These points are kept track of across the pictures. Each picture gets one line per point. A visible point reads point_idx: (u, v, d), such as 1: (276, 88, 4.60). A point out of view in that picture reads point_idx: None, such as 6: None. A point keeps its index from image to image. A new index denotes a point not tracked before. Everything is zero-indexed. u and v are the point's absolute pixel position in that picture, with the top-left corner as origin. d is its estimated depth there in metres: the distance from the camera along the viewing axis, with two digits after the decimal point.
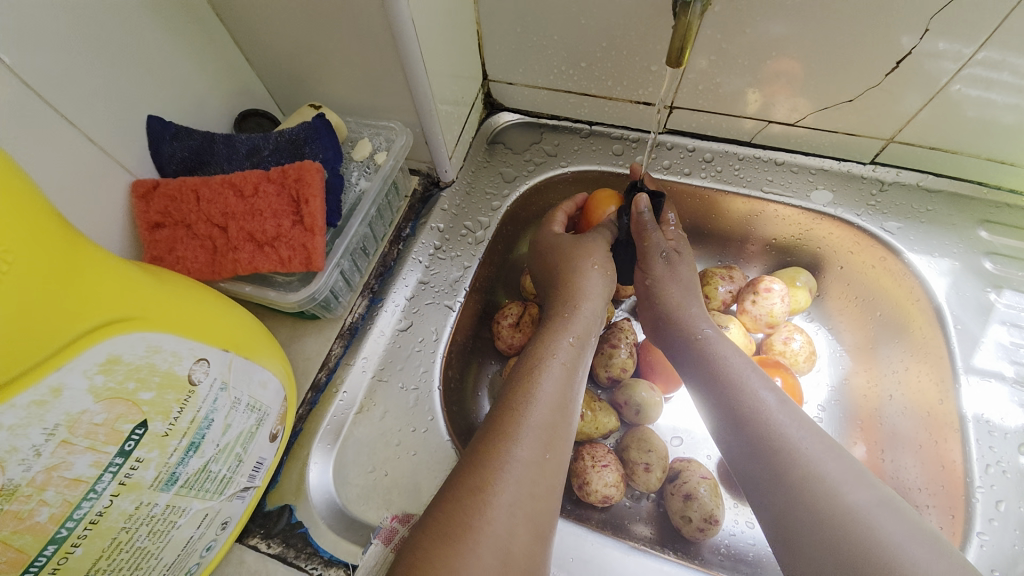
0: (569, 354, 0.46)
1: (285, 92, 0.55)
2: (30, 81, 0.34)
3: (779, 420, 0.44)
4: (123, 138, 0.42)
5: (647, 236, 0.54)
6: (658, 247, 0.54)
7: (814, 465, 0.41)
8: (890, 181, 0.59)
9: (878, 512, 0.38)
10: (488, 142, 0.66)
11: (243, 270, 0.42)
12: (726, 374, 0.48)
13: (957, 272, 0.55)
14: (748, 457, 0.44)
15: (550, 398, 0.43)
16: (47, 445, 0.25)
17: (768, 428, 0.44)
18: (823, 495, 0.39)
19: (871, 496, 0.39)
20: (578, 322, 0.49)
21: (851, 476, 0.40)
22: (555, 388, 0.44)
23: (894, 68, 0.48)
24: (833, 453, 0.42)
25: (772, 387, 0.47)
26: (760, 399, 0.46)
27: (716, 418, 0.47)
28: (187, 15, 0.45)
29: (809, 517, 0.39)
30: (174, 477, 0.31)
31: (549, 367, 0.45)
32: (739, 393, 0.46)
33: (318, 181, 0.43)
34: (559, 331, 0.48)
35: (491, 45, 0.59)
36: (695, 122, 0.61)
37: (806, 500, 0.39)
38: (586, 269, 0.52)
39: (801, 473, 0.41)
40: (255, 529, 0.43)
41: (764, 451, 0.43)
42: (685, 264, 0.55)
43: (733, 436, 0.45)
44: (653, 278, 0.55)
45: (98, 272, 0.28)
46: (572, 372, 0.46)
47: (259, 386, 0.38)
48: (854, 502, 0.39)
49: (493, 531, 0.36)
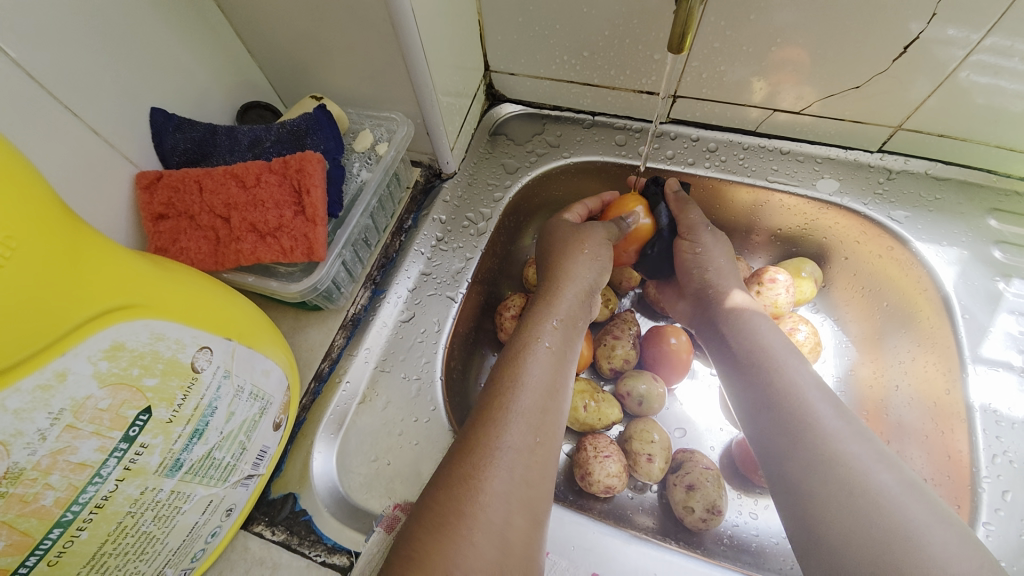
0: (554, 337, 0.47)
1: (287, 84, 0.55)
2: (32, 73, 0.35)
3: (811, 398, 0.44)
4: (126, 130, 0.42)
5: (688, 210, 0.56)
6: (703, 220, 0.56)
7: (838, 446, 0.41)
8: (898, 169, 0.58)
9: (905, 493, 0.38)
10: (490, 134, 0.66)
11: (245, 260, 0.42)
12: (758, 354, 0.49)
13: (966, 261, 0.55)
14: (774, 435, 0.44)
15: (537, 383, 0.43)
16: (52, 430, 0.25)
17: (802, 406, 0.44)
18: (846, 474, 0.39)
19: (898, 477, 0.39)
20: (561, 306, 0.49)
21: (876, 457, 0.40)
22: (543, 372, 0.44)
23: (901, 54, 0.47)
24: (863, 436, 0.42)
25: (811, 369, 0.47)
26: (793, 380, 0.46)
27: (747, 398, 0.48)
28: (188, 7, 0.45)
29: (829, 496, 0.39)
30: (179, 463, 0.32)
31: (534, 352, 0.45)
32: (772, 373, 0.47)
33: (319, 171, 0.43)
34: (545, 317, 0.48)
35: (493, 35, 0.58)
36: (698, 111, 0.60)
37: (830, 478, 0.40)
38: (572, 256, 0.51)
39: (825, 451, 0.41)
40: (260, 516, 0.43)
41: (790, 430, 0.43)
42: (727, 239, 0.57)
43: (761, 414, 0.46)
44: (703, 248, 0.56)
45: (102, 260, 0.29)
46: (558, 356, 0.46)
47: (262, 375, 0.38)
48: (880, 482, 0.39)
49: (489, 518, 0.36)
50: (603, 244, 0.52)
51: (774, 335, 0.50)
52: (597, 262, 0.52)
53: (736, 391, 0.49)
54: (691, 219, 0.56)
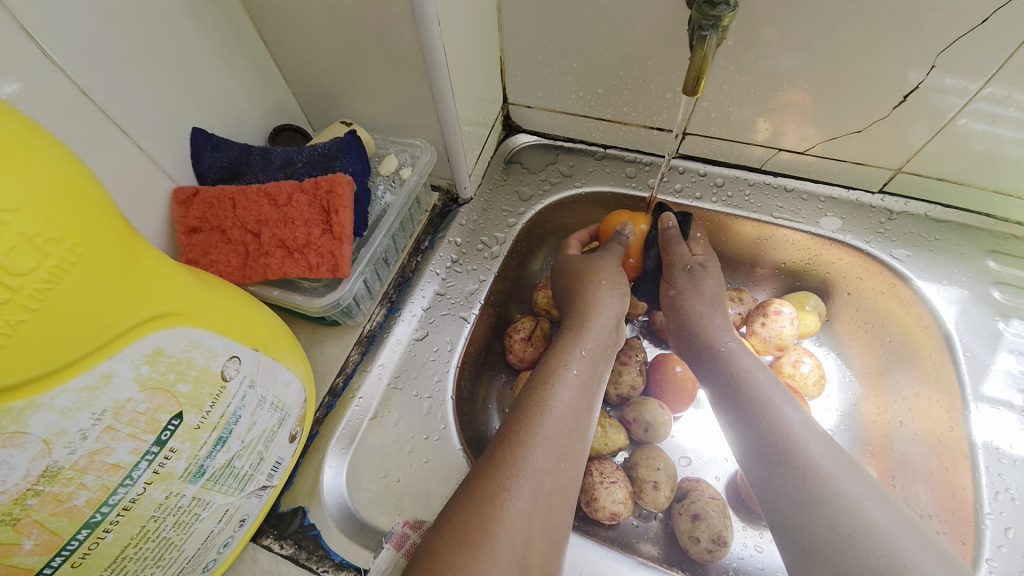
0: (583, 366, 0.48)
1: (317, 109, 0.58)
2: (87, 90, 0.37)
3: (800, 435, 0.45)
4: (168, 147, 0.44)
5: (672, 248, 0.56)
6: (682, 261, 0.56)
7: (832, 480, 0.42)
8: (898, 210, 0.60)
9: (897, 529, 0.38)
10: (505, 162, 0.69)
11: (272, 275, 0.44)
12: (754, 388, 0.50)
13: (966, 300, 0.56)
14: (765, 473, 0.45)
15: (565, 407, 0.44)
16: (93, 430, 0.26)
17: (790, 443, 0.45)
18: (840, 509, 0.40)
19: (889, 513, 0.40)
20: (590, 337, 0.50)
21: (869, 494, 0.41)
22: (570, 398, 0.45)
23: (902, 101, 0.50)
24: (853, 472, 0.43)
25: (797, 405, 0.49)
26: (780, 418, 0.47)
27: (741, 437, 0.48)
28: (233, 36, 0.48)
29: (827, 531, 0.39)
30: (202, 469, 0.33)
31: (563, 377, 0.46)
32: (762, 408, 0.48)
33: (348, 193, 0.45)
34: (573, 345, 0.49)
35: (513, 70, 0.61)
36: (707, 148, 0.63)
37: (824, 515, 0.40)
38: (603, 287, 0.53)
39: (815, 488, 0.42)
40: (269, 530, 0.44)
41: (786, 467, 0.44)
42: (709, 278, 0.57)
43: (757, 453, 0.46)
44: (677, 290, 0.57)
45: (153, 270, 0.30)
46: (586, 384, 0.47)
47: (283, 387, 0.39)
48: (873, 518, 0.39)
49: (511, 538, 0.36)
50: (621, 278, 0.55)
51: (759, 371, 0.51)
52: (618, 293, 0.54)
53: (730, 427, 0.50)
54: (674, 259, 0.57)
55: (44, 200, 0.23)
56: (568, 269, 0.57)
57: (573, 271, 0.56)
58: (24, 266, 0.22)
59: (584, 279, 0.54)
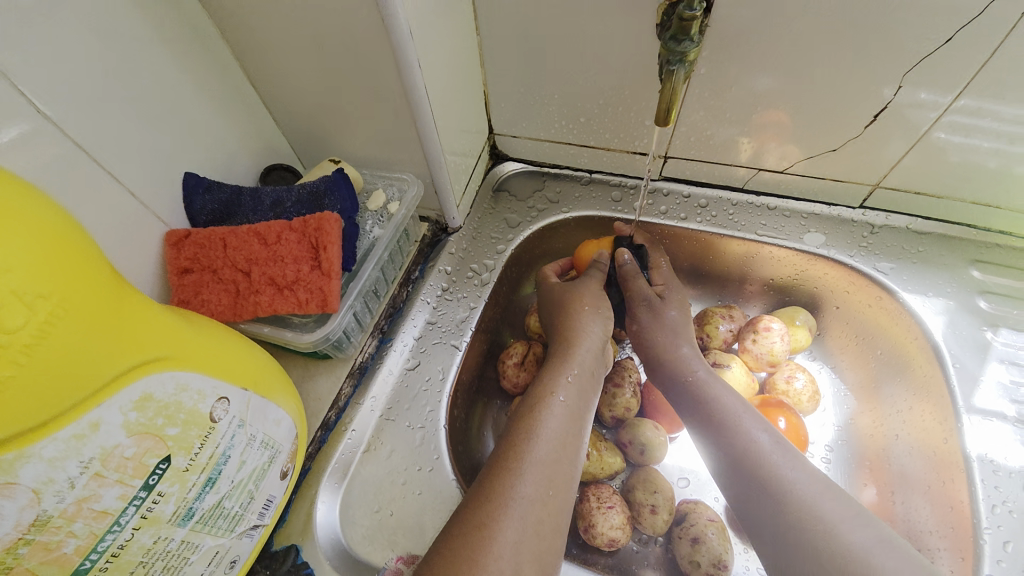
0: (569, 392, 0.48)
1: (307, 147, 0.60)
2: (81, 141, 0.39)
3: (774, 461, 0.45)
4: (160, 192, 0.46)
5: (631, 283, 0.57)
6: (641, 295, 0.57)
7: (809, 504, 0.42)
8: (880, 224, 0.62)
9: (877, 550, 0.38)
10: (493, 190, 0.71)
11: (263, 312, 0.45)
12: (730, 410, 0.50)
13: (953, 311, 0.57)
14: (750, 501, 0.45)
15: (554, 434, 0.44)
16: (81, 478, 0.27)
17: (766, 469, 0.45)
18: (822, 534, 0.40)
19: (870, 534, 0.40)
20: (578, 362, 0.50)
21: (849, 515, 0.41)
22: (557, 425, 0.45)
23: (873, 120, 0.52)
24: (830, 493, 0.43)
25: (769, 428, 0.48)
26: (754, 444, 0.47)
27: (720, 463, 0.48)
28: (224, 81, 0.50)
29: (811, 557, 0.39)
30: (191, 512, 0.33)
31: (550, 406, 0.46)
32: (737, 432, 0.48)
33: (336, 230, 0.46)
34: (560, 370, 0.49)
35: (496, 102, 0.64)
36: (689, 170, 0.65)
37: (808, 540, 0.40)
38: (586, 313, 0.54)
39: (798, 513, 0.42)
40: (262, 570, 0.44)
41: (765, 495, 0.44)
42: (672, 308, 0.57)
43: (737, 482, 0.46)
44: (640, 324, 0.57)
45: (141, 316, 0.31)
46: (573, 411, 0.47)
47: (273, 424, 0.39)
48: (854, 541, 0.39)
49: (499, 568, 0.36)
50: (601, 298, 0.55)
51: (729, 397, 0.51)
52: (601, 316, 0.55)
53: (707, 454, 0.49)
54: (634, 293, 0.57)
55: (34, 257, 0.24)
56: (553, 297, 0.57)
57: (557, 300, 0.57)
58: (13, 322, 0.23)
59: (568, 306, 0.55)
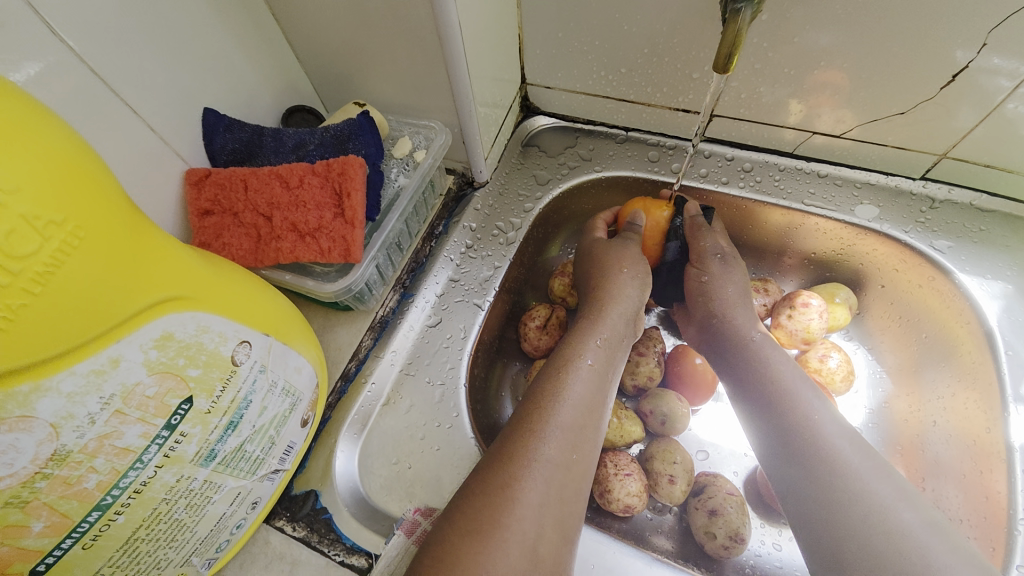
0: (597, 356, 0.46)
1: (331, 89, 0.57)
2: (98, 70, 0.37)
3: (828, 432, 0.44)
4: (180, 129, 0.44)
5: (701, 235, 0.56)
6: (713, 249, 0.55)
7: (860, 479, 0.41)
8: (941, 198, 0.56)
9: (927, 533, 0.37)
10: (522, 145, 0.67)
11: (284, 259, 0.44)
12: (774, 387, 0.48)
13: (1011, 296, 0.52)
14: (790, 470, 0.43)
15: (579, 399, 0.43)
16: (102, 414, 0.26)
17: (814, 440, 0.44)
18: (870, 510, 0.39)
19: (918, 516, 0.38)
20: (607, 325, 0.49)
21: (899, 495, 0.40)
22: (584, 390, 0.44)
23: (949, 81, 0.46)
24: (881, 471, 0.41)
25: (825, 400, 0.47)
26: (806, 414, 0.46)
27: (763, 432, 0.47)
28: (244, 13, 0.47)
29: (852, 533, 0.38)
30: (213, 453, 0.33)
31: (578, 368, 0.45)
32: (792, 407, 0.46)
33: (360, 176, 0.44)
34: (588, 335, 0.48)
35: (531, 48, 0.59)
36: (736, 130, 0.60)
37: (855, 512, 0.39)
38: (620, 274, 0.52)
39: (848, 485, 0.40)
40: (282, 512, 0.44)
41: (811, 464, 0.43)
42: (740, 269, 0.56)
43: (778, 453, 0.45)
44: (709, 275, 0.55)
45: (161, 254, 0.30)
46: (601, 374, 0.46)
47: (294, 372, 0.39)
48: (904, 520, 0.38)
49: (521, 529, 0.36)
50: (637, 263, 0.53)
51: (786, 367, 0.50)
52: (637, 283, 0.53)
53: (753, 428, 0.48)
54: (704, 245, 0.55)
55: (46, 181, 0.23)
56: (591, 255, 0.55)
57: (595, 257, 0.54)
58: (24, 249, 0.22)
59: (603, 269, 0.53)
